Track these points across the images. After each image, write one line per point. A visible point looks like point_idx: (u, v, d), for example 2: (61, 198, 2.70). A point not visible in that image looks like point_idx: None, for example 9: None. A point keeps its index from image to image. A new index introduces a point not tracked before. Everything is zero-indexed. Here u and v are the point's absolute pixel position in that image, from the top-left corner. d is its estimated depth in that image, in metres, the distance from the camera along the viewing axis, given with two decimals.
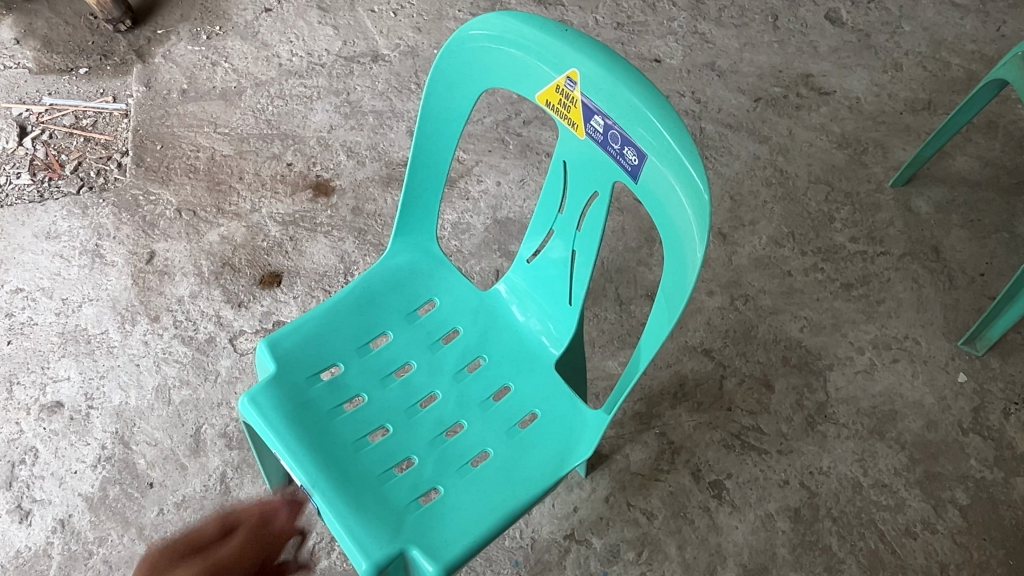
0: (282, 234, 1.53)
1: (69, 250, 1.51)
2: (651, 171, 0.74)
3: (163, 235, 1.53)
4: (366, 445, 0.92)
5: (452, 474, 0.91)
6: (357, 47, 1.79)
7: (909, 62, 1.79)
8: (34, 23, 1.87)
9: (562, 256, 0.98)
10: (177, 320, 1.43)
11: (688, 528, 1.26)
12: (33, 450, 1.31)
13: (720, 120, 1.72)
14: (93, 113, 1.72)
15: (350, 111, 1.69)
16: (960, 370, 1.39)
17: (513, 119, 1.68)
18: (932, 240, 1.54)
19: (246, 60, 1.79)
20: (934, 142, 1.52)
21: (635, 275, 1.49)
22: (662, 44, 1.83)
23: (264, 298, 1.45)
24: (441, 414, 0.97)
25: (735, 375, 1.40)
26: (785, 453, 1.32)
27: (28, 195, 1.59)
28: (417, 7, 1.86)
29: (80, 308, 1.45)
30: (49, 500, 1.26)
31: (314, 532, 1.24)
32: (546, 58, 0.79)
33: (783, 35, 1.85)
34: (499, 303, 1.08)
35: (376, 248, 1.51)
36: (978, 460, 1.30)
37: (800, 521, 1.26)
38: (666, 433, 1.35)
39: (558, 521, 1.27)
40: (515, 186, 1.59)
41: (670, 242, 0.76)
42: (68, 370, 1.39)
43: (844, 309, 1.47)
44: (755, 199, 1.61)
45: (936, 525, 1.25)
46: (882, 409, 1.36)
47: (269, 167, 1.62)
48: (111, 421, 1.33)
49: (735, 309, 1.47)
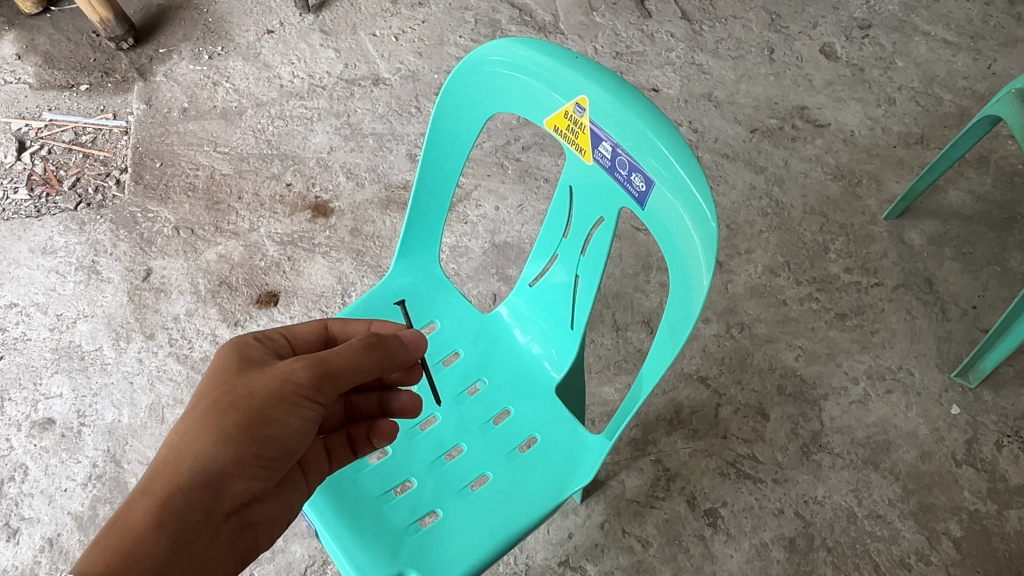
0: (280, 254, 1.53)
1: (65, 265, 1.51)
2: (658, 199, 0.75)
3: (161, 253, 1.53)
4: (366, 466, 0.92)
5: (451, 496, 0.90)
6: (358, 70, 1.81)
7: (902, 97, 1.82)
8: (36, 39, 1.88)
9: (564, 281, 0.98)
10: (172, 338, 1.42)
11: (683, 556, 1.26)
12: (22, 466, 1.29)
13: (717, 150, 1.74)
14: (93, 130, 1.72)
15: (351, 133, 1.70)
16: (953, 402, 1.40)
17: (513, 145, 1.69)
18: (925, 272, 1.56)
19: (247, 80, 1.80)
20: (928, 176, 1.54)
21: (632, 301, 1.49)
22: (661, 73, 1.86)
23: (261, 318, 1.45)
24: (441, 436, 0.95)
25: (731, 403, 1.40)
26: (780, 483, 1.32)
27: (25, 210, 1.59)
28: (419, 32, 1.89)
29: (75, 325, 1.44)
30: (37, 518, 1.24)
31: (306, 555, 1.21)
32: (557, 85, 0.80)
33: (779, 68, 1.88)
34: (501, 328, 1.06)
35: (375, 270, 1.51)
36: (971, 491, 1.31)
37: (795, 551, 1.26)
38: (662, 460, 1.35)
39: (553, 547, 1.27)
40: (513, 211, 1.60)
41: (676, 270, 0.76)
42: (61, 387, 1.38)
43: (839, 339, 1.48)
44: (751, 228, 1.62)
45: (930, 557, 1.25)
46: (876, 439, 1.36)
47: (269, 187, 1.63)
48: (103, 438, 1.32)
49: (731, 336, 1.48)
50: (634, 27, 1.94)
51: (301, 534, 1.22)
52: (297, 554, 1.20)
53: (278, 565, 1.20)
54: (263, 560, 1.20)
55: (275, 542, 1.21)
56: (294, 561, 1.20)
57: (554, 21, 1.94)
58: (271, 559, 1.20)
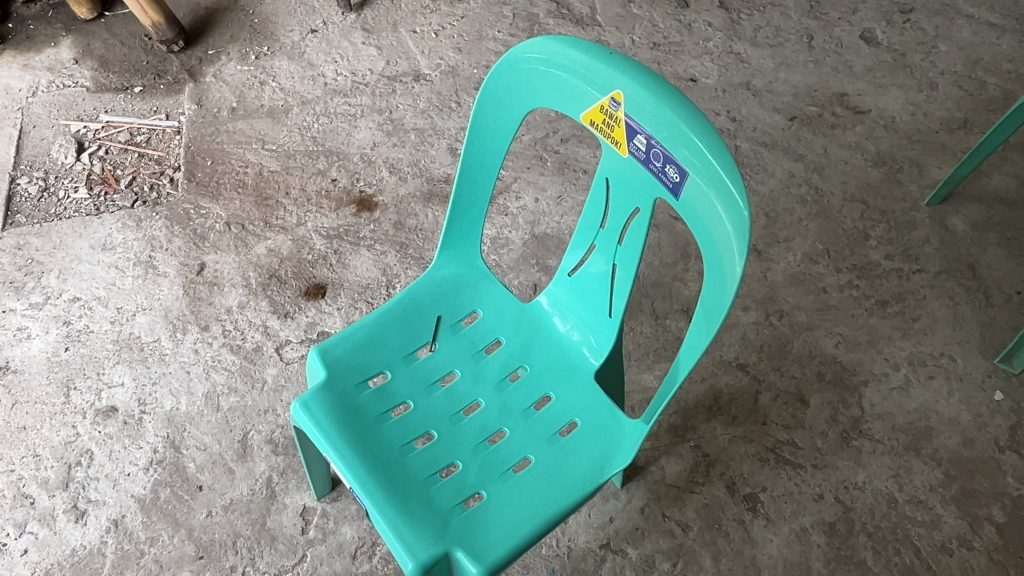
0: (327, 248, 1.58)
1: (124, 261, 1.57)
2: (692, 189, 0.77)
3: (213, 247, 1.59)
4: (413, 449, 0.95)
5: (495, 479, 0.93)
6: (400, 67, 1.86)
7: (945, 82, 1.81)
8: (91, 44, 1.95)
9: (602, 270, 1.00)
10: (226, 329, 1.48)
11: (723, 540, 1.26)
12: (88, 452, 1.34)
13: (755, 138, 1.74)
14: (147, 130, 1.79)
15: (393, 129, 1.76)
16: (997, 388, 1.40)
17: (552, 137, 1.72)
18: (968, 258, 1.56)
19: (293, 79, 1.86)
20: (970, 161, 1.54)
21: (670, 290, 1.51)
22: (698, 63, 1.87)
23: (309, 309, 1.50)
24: (484, 421, 0.98)
25: (770, 390, 1.41)
26: (820, 468, 1.33)
27: (85, 208, 1.65)
28: (458, 28, 1.94)
29: (134, 317, 1.50)
30: (103, 500, 1.29)
31: (356, 537, 1.25)
32: (592, 80, 0.83)
33: (818, 55, 1.88)
34: (541, 317, 1.09)
35: (418, 262, 1.56)
36: (1014, 478, 1.30)
37: (835, 535, 1.26)
38: (701, 446, 1.36)
39: (594, 531, 1.27)
40: (552, 203, 1.63)
41: (710, 258, 0.79)
42: (122, 377, 1.43)
43: (880, 326, 1.48)
44: (790, 216, 1.62)
45: (972, 542, 1.25)
46: (917, 425, 1.37)
47: (315, 183, 1.68)
48: (163, 425, 1.37)
49: (770, 324, 1.49)
50: (671, 18, 1.95)
51: (352, 517, 1.27)
52: (348, 536, 1.25)
53: (329, 546, 1.24)
54: (316, 541, 1.25)
55: (326, 524, 1.26)
56: (345, 543, 1.25)
57: (591, 14, 1.97)
58: (322, 541, 1.25)
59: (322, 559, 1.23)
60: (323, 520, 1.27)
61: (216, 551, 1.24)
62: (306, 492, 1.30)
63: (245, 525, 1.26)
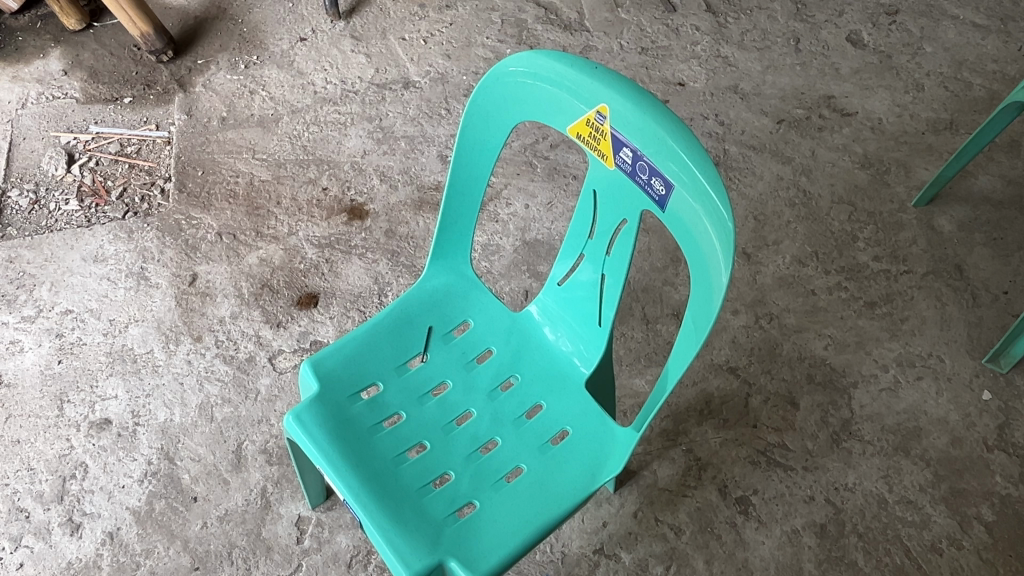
0: (318, 256, 1.59)
1: (116, 272, 1.57)
2: (678, 201, 0.78)
3: (205, 258, 1.59)
4: (406, 460, 0.96)
5: (487, 488, 0.94)
6: (390, 75, 1.87)
7: (931, 83, 1.83)
8: (80, 55, 1.95)
9: (592, 278, 1.01)
10: (219, 340, 1.48)
11: (716, 543, 1.27)
12: (82, 465, 1.35)
13: (743, 142, 1.75)
14: (137, 141, 1.79)
15: (383, 137, 1.76)
16: (985, 387, 1.42)
17: (541, 143, 1.73)
18: (955, 259, 1.57)
19: (282, 88, 1.87)
20: (956, 162, 1.55)
21: (661, 294, 1.52)
22: (686, 67, 1.88)
23: (302, 318, 1.51)
24: (476, 431, 0.99)
25: (761, 393, 1.42)
26: (810, 470, 1.34)
27: (76, 220, 1.65)
28: (447, 35, 1.95)
29: (127, 329, 1.50)
30: (98, 513, 1.30)
31: (351, 545, 1.26)
32: (578, 94, 0.83)
33: (805, 57, 1.89)
34: (532, 326, 1.10)
35: (409, 270, 1.56)
36: (1003, 476, 1.32)
37: (826, 537, 1.27)
38: (692, 450, 1.37)
39: (587, 536, 1.28)
40: (543, 209, 1.63)
41: (697, 268, 0.79)
42: (115, 389, 1.43)
43: (868, 328, 1.49)
44: (779, 219, 1.64)
45: (962, 541, 1.26)
46: (907, 426, 1.38)
47: (306, 192, 1.69)
48: (157, 437, 1.37)
49: (760, 327, 1.50)
50: (659, 22, 1.96)
51: (347, 526, 1.27)
52: (343, 544, 1.26)
53: (325, 555, 1.25)
54: (311, 551, 1.26)
55: (321, 533, 1.27)
56: (340, 552, 1.25)
57: (579, 19, 1.98)
58: (318, 550, 1.26)
59: (317, 568, 1.24)
60: (317, 530, 1.27)
61: (212, 562, 1.24)
62: (300, 501, 1.31)
63: (241, 535, 1.27)
